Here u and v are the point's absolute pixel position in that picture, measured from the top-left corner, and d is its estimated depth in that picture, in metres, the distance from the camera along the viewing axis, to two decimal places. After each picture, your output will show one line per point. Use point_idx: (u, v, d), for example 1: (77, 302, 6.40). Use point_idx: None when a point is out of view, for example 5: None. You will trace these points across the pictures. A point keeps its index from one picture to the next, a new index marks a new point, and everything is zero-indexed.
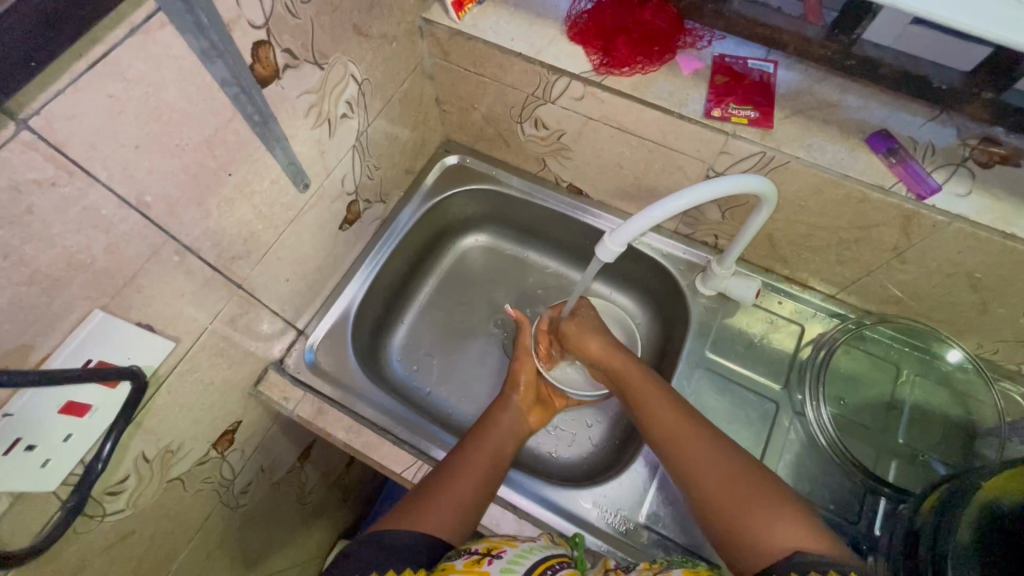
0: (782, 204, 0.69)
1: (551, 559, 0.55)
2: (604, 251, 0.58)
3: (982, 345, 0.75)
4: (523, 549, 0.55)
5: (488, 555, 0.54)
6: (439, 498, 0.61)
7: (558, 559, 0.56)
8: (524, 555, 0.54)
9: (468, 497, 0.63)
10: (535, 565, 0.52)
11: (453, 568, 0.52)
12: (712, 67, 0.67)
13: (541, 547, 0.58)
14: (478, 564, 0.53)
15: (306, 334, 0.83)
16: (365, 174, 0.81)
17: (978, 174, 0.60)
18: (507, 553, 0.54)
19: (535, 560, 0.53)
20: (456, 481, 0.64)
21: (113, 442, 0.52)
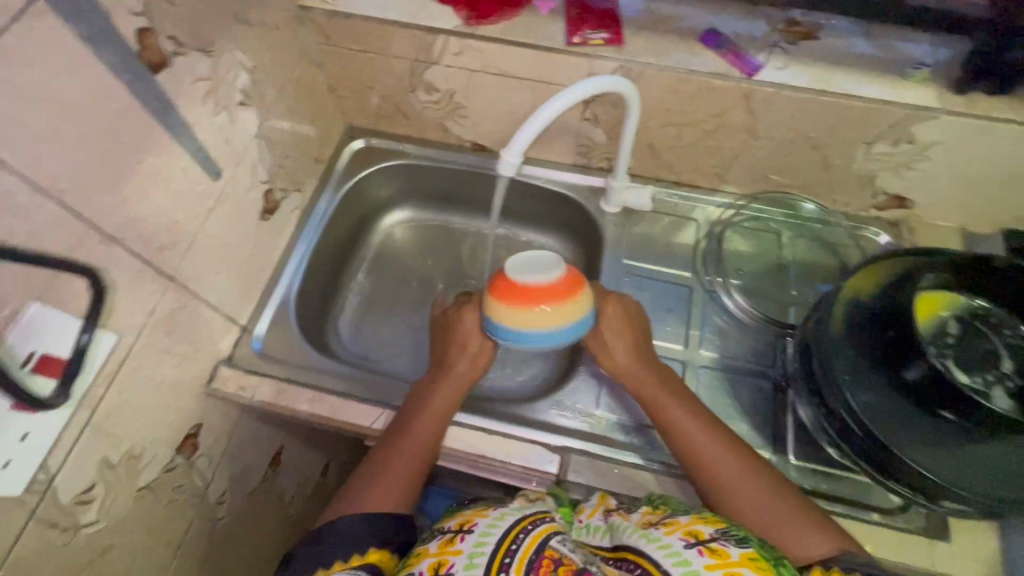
0: (651, 110, 0.80)
1: (526, 518, 0.53)
2: (505, 165, 0.65)
3: (836, 199, 0.89)
4: (495, 516, 0.54)
5: (460, 532, 0.54)
6: (384, 484, 0.64)
7: (536, 517, 0.54)
8: (496, 525, 0.53)
9: (409, 479, 0.65)
10: (502, 540, 0.51)
11: (426, 552, 0.53)
12: (565, 4, 0.77)
13: (515, 508, 0.56)
14: (450, 543, 0.53)
15: (250, 329, 0.85)
16: (275, 163, 0.85)
17: (789, 50, 0.73)
18: (480, 525, 0.53)
19: (507, 527, 0.52)
20: (393, 468, 0.65)
21: (88, 333, 0.54)
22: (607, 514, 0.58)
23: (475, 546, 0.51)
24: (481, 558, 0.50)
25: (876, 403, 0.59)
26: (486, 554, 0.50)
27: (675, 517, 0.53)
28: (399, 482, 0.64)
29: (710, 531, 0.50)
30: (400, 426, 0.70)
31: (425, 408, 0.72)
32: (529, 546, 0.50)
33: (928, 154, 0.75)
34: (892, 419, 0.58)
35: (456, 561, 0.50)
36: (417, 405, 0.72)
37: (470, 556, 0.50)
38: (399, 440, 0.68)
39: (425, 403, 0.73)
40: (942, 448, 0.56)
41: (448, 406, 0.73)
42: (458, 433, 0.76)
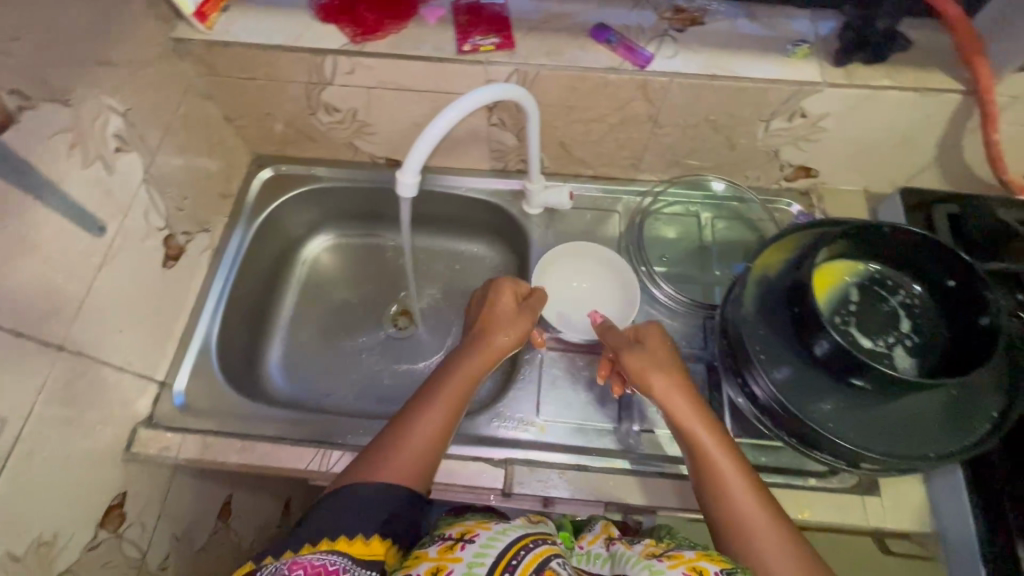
0: (554, 110, 0.80)
1: (528, 537, 0.56)
2: (405, 186, 0.63)
3: (747, 176, 0.91)
4: (497, 530, 0.56)
5: (461, 540, 0.55)
6: (393, 453, 0.60)
7: (533, 536, 0.56)
8: (497, 537, 0.55)
9: (423, 451, 0.61)
10: (503, 552, 0.53)
11: (426, 556, 0.55)
12: (453, 11, 0.75)
13: (516, 525, 0.58)
14: (450, 549, 0.55)
15: (170, 383, 0.80)
16: (173, 206, 0.80)
17: (678, 38, 0.74)
18: (482, 537, 0.55)
19: (509, 543, 0.54)
20: (412, 435, 0.62)
21: None
22: (608, 542, 0.62)
23: (476, 556, 0.53)
24: (483, 567, 0.52)
25: (793, 377, 0.60)
26: (487, 563, 0.52)
27: (678, 552, 0.54)
28: (416, 451, 0.61)
29: (714, 568, 0.51)
30: (425, 391, 0.67)
31: (463, 368, 0.69)
32: (530, 563, 0.53)
33: (822, 125, 0.78)
34: (808, 391, 0.60)
35: (456, 568, 0.52)
36: (449, 369, 0.69)
37: (470, 565, 0.52)
38: (438, 393, 0.66)
39: (458, 366, 0.69)
40: (852, 417, 0.58)
41: (474, 369, 0.69)
42: None
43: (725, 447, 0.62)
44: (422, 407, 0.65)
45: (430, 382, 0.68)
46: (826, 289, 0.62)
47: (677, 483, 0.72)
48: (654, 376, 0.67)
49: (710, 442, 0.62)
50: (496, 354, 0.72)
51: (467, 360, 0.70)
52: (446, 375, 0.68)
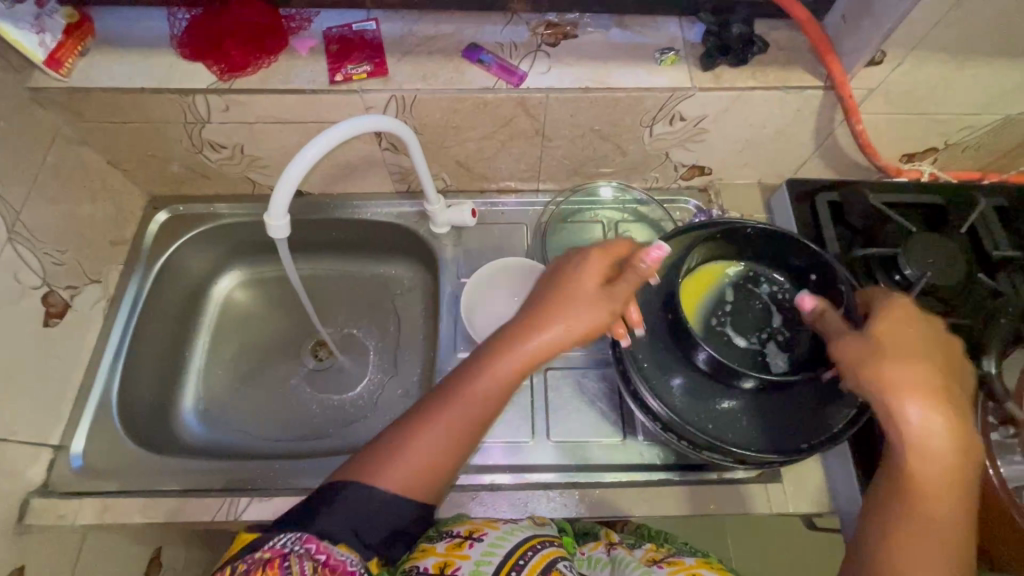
0: (442, 131, 0.79)
1: (535, 538, 0.62)
2: (274, 230, 0.62)
3: (646, 179, 0.93)
4: (504, 531, 0.62)
5: (469, 538, 0.61)
6: (402, 456, 0.56)
7: (542, 538, 0.62)
8: (505, 538, 0.61)
9: (433, 460, 0.57)
10: (509, 553, 0.59)
11: (432, 550, 0.60)
12: (324, 41, 0.74)
13: (523, 526, 0.64)
14: (458, 547, 0.60)
15: (66, 446, 0.77)
16: (50, 261, 0.76)
17: (551, 53, 0.74)
18: (489, 536, 0.61)
19: (513, 545, 0.60)
20: (428, 437, 0.57)
21: None
22: (607, 547, 0.68)
23: (483, 555, 0.58)
24: (488, 565, 0.57)
25: (686, 386, 0.63)
26: (494, 561, 0.58)
27: (678, 559, 0.63)
28: (423, 457, 0.57)
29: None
30: (439, 394, 0.60)
31: (497, 357, 0.59)
32: (537, 562, 0.58)
33: (703, 126, 0.80)
34: (702, 397, 0.62)
35: (463, 564, 0.57)
36: (496, 349, 0.60)
37: (478, 562, 0.58)
38: (456, 391, 0.59)
39: (493, 352, 0.60)
40: (741, 419, 0.61)
41: (518, 364, 0.59)
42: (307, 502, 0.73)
43: (952, 447, 0.50)
44: (452, 400, 0.59)
45: (463, 370, 0.61)
46: (694, 293, 0.66)
47: (589, 492, 0.74)
48: (895, 379, 0.51)
49: (950, 458, 0.50)
50: (558, 340, 0.59)
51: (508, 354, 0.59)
52: (476, 364, 0.60)
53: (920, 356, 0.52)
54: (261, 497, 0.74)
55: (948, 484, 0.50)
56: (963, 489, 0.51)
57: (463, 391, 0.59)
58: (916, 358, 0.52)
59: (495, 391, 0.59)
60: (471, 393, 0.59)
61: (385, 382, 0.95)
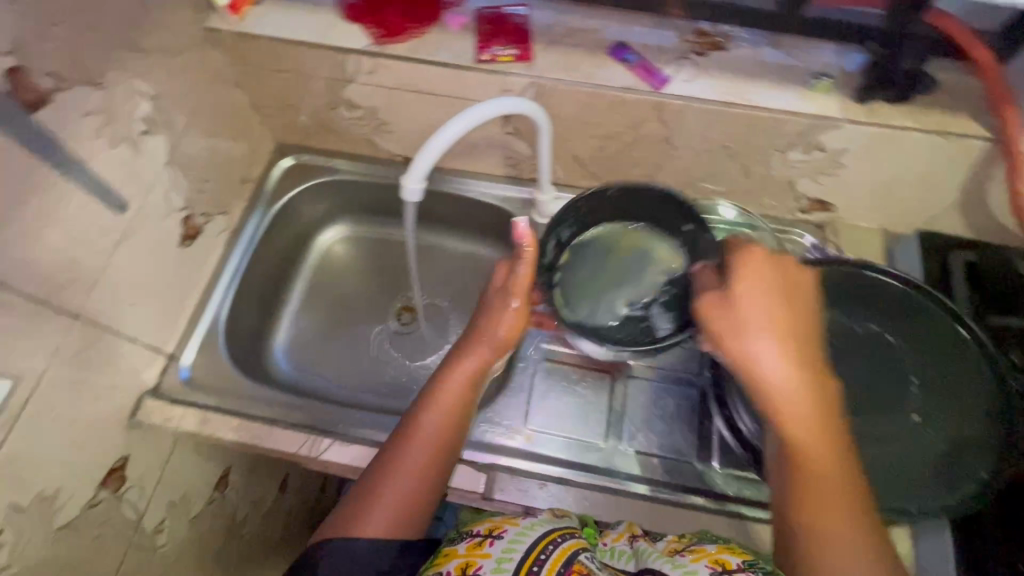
0: (569, 123, 0.80)
1: (555, 531, 0.57)
2: (409, 193, 0.65)
3: (761, 205, 0.90)
4: (525, 526, 0.57)
5: (489, 537, 0.56)
6: (382, 499, 0.57)
7: (561, 532, 0.57)
8: (525, 534, 0.56)
9: (416, 490, 0.58)
10: (531, 548, 0.54)
11: (454, 553, 0.55)
12: (475, 19, 0.76)
13: (543, 520, 0.59)
14: (479, 546, 0.55)
15: (177, 356, 0.84)
16: (193, 187, 0.83)
17: (698, 62, 0.73)
18: (510, 532, 0.56)
19: (534, 539, 0.55)
20: (399, 477, 0.58)
21: None
22: (633, 539, 0.61)
23: (505, 552, 0.54)
24: (510, 564, 0.53)
25: None
26: (516, 559, 0.53)
27: (700, 546, 0.55)
28: (409, 494, 0.58)
29: (737, 560, 0.51)
30: (400, 434, 0.61)
31: (414, 435, 0.61)
32: (559, 556, 0.53)
33: (840, 160, 0.76)
34: (824, 435, 0.64)
35: (485, 564, 0.53)
36: (410, 428, 0.61)
37: (500, 560, 0.53)
38: (401, 443, 0.60)
39: (417, 414, 0.62)
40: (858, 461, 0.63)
41: (465, 387, 0.64)
42: None
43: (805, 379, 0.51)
44: (410, 438, 0.60)
45: (394, 436, 0.61)
46: None
47: (654, 507, 0.73)
48: (740, 337, 0.52)
49: (822, 454, 0.50)
50: (484, 359, 0.66)
51: (455, 391, 0.64)
52: (426, 406, 0.63)
53: (763, 276, 0.54)
54: (343, 441, 0.78)
55: (808, 417, 0.51)
56: (837, 441, 0.51)
57: (439, 402, 0.62)
58: (792, 351, 0.51)
59: (452, 423, 0.62)
60: (422, 435, 0.60)
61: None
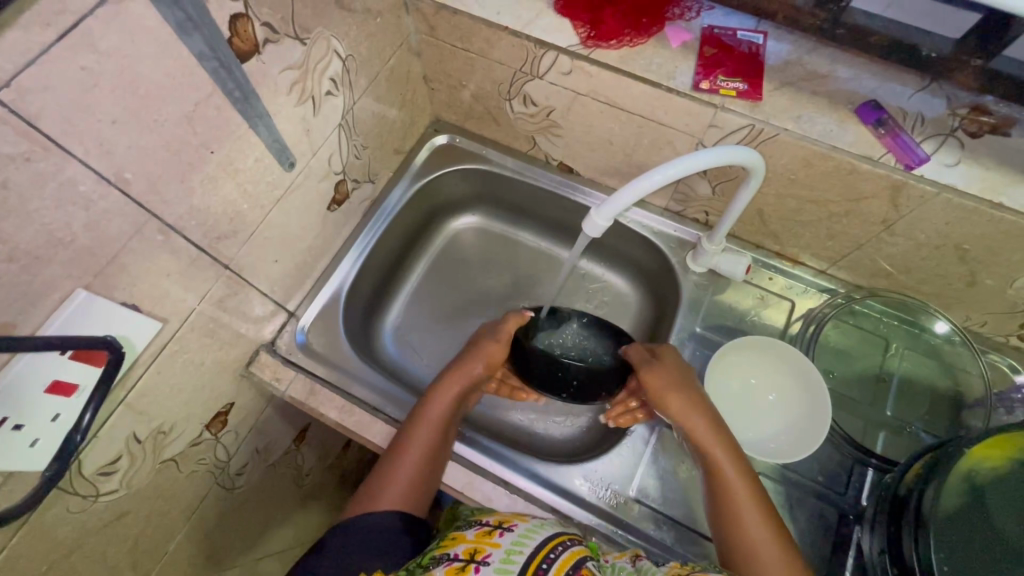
0: (771, 177, 0.69)
1: (562, 536, 0.52)
2: (592, 225, 0.60)
3: (969, 318, 0.75)
4: (534, 525, 0.54)
5: (498, 528, 0.53)
6: (391, 479, 0.62)
7: (568, 536, 0.53)
8: (533, 532, 0.52)
9: (419, 473, 0.63)
10: (540, 546, 0.50)
11: (463, 538, 0.52)
12: (701, 39, 0.67)
13: (551, 524, 0.55)
14: (489, 535, 0.52)
15: (297, 316, 0.83)
16: (353, 154, 0.80)
17: (966, 144, 0.60)
18: (518, 528, 0.53)
19: (543, 538, 0.51)
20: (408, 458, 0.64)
21: (93, 414, 0.50)
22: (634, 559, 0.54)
23: (514, 544, 0.50)
24: (519, 557, 0.48)
25: None
26: (523, 553, 0.49)
27: (705, 573, 0.48)
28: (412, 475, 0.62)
29: None
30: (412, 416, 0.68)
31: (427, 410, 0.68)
32: (566, 559, 0.49)
33: None
34: None
35: (494, 553, 0.49)
36: (419, 415, 0.67)
37: (509, 550, 0.49)
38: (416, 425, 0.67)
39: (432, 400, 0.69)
40: None
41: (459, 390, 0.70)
42: (477, 485, 0.72)
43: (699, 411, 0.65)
44: (417, 421, 0.67)
45: (412, 417, 0.68)
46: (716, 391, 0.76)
47: None
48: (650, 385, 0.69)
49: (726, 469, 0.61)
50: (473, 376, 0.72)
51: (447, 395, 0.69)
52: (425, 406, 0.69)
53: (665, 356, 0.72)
54: None
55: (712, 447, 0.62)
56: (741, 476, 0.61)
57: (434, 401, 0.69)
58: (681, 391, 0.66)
59: (451, 413, 0.69)
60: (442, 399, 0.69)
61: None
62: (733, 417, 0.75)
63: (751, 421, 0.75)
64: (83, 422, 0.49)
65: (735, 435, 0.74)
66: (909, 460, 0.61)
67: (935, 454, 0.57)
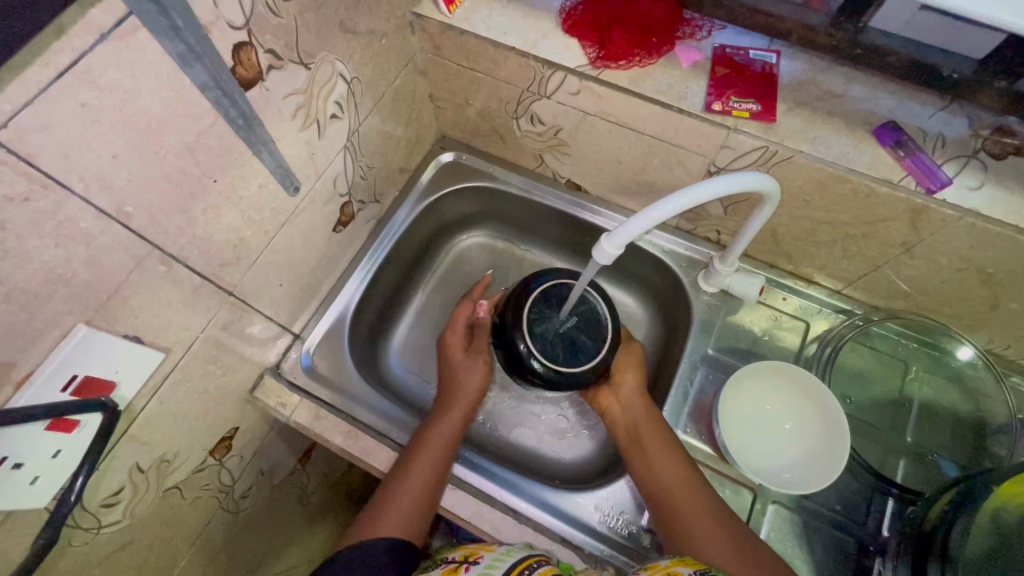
0: (786, 199, 0.67)
1: (530, 557, 0.51)
2: (603, 253, 0.58)
3: (992, 340, 0.73)
4: (501, 552, 0.52)
5: (465, 562, 0.52)
6: (393, 508, 0.63)
7: (537, 558, 0.51)
8: (501, 559, 0.51)
9: (421, 499, 0.64)
10: (510, 568, 0.49)
11: None
12: (712, 59, 0.65)
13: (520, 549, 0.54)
14: (453, 572, 0.50)
15: (302, 338, 0.82)
16: (358, 174, 0.79)
17: (990, 166, 0.58)
18: (485, 558, 0.51)
19: (514, 561, 0.50)
20: (411, 482, 0.65)
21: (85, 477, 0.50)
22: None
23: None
24: None
25: None
26: None
27: (655, 565, 0.50)
28: (410, 502, 0.64)
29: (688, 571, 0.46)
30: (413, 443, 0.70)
31: (427, 437, 0.70)
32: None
33: None
34: None
35: None
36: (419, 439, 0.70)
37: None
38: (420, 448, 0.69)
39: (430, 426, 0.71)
40: None
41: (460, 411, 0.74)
42: (484, 511, 0.70)
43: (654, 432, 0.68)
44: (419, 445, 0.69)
45: (412, 443, 0.70)
46: (731, 417, 0.74)
47: None
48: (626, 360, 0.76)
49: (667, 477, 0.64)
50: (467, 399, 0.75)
51: (454, 412, 0.73)
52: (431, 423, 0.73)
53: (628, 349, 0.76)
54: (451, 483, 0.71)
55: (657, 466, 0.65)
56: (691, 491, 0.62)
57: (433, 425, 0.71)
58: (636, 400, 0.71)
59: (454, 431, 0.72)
60: (443, 421, 0.72)
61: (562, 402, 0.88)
62: (747, 444, 0.73)
63: (765, 450, 0.73)
64: (75, 486, 0.50)
65: (747, 462, 0.72)
66: (934, 492, 0.59)
67: (963, 486, 0.55)
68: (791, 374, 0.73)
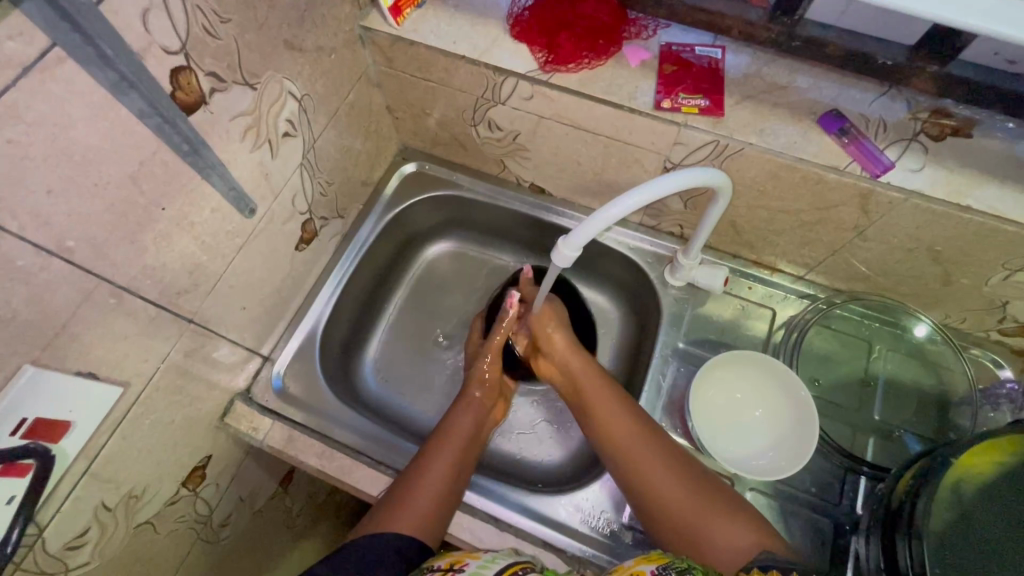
0: (741, 190, 0.69)
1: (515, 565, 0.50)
2: (560, 256, 0.59)
3: (948, 316, 0.75)
4: (486, 560, 0.51)
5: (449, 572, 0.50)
6: (409, 501, 0.61)
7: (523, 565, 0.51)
8: (491, 562, 0.50)
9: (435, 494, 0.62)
10: None
11: None
12: (659, 57, 0.66)
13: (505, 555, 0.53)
14: None
15: (272, 359, 0.81)
16: (318, 191, 0.78)
17: (930, 148, 0.60)
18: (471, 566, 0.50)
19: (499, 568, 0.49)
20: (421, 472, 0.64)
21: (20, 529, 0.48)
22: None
23: None
24: None
25: None
26: None
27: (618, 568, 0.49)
28: (425, 494, 0.62)
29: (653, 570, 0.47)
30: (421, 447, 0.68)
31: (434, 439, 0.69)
32: None
33: None
34: None
35: None
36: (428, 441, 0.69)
37: None
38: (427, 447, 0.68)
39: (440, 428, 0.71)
40: None
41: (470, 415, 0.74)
42: (465, 521, 0.70)
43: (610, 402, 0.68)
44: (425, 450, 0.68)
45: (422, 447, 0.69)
46: (703, 409, 0.75)
47: None
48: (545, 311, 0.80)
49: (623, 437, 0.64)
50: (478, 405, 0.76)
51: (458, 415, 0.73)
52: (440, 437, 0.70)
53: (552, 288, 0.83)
54: None
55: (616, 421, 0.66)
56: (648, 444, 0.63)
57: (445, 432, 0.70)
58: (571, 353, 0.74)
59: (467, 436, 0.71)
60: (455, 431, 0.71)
61: (539, 404, 0.88)
62: (720, 434, 0.74)
63: (737, 439, 0.74)
64: (11, 536, 0.47)
65: (720, 451, 0.73)
66: (901, 469, 0.60)
67: (927, 460, 0.57)
68: (761, 363, 0.74)
